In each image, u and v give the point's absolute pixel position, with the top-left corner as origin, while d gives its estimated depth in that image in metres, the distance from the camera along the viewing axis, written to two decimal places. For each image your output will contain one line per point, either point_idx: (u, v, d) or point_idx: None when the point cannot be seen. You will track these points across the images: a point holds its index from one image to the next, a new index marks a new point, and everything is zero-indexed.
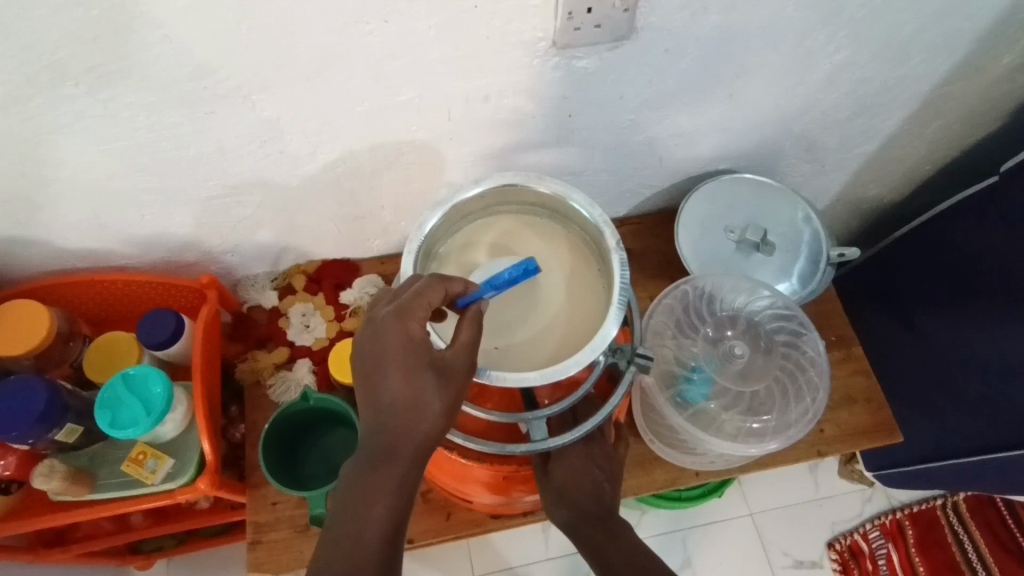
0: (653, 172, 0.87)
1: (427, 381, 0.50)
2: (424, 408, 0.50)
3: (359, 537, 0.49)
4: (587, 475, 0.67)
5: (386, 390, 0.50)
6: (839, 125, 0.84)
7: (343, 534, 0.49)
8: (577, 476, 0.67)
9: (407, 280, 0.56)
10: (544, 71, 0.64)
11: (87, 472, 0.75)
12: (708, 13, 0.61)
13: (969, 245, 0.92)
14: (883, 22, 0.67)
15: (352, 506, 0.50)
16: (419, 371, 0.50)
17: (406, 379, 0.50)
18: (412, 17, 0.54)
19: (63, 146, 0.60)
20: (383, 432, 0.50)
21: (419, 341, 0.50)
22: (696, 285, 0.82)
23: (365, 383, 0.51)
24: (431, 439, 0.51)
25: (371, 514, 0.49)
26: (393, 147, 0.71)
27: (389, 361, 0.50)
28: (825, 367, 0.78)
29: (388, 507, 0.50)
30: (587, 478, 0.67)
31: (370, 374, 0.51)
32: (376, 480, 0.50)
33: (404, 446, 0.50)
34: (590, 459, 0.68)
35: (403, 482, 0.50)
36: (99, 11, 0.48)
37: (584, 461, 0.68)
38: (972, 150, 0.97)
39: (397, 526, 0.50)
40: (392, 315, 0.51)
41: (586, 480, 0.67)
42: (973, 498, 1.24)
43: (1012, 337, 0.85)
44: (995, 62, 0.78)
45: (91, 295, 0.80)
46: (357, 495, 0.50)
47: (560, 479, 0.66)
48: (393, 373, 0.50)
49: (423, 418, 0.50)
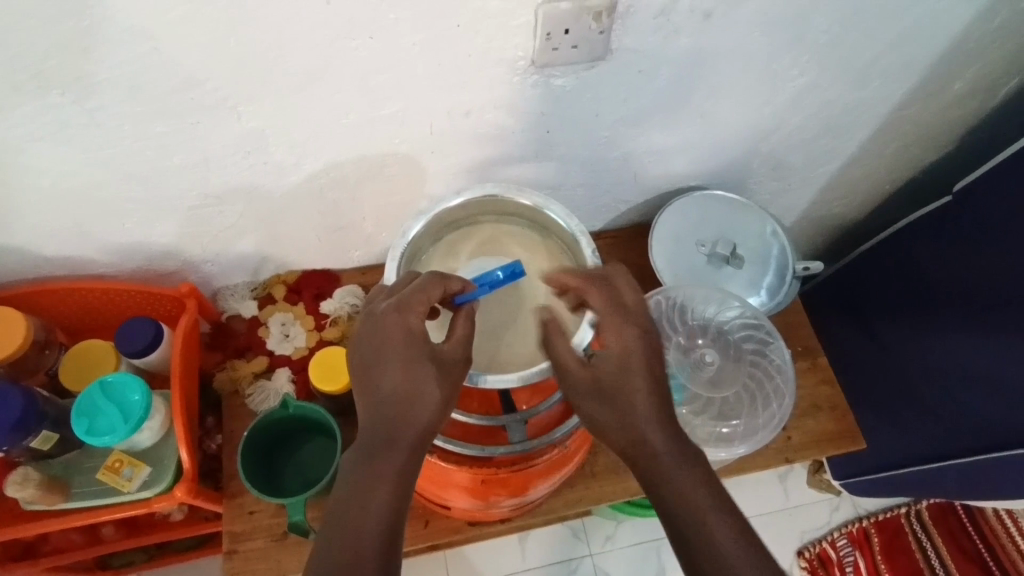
0: (628, 188, 0.90)
1: (426, 372, 0.52)
2: (423, 398, 0.52)
3: (360, 528, 0.48)
4: (645, 382, 0.55)
5: (387, 381, 0.52)
6: (804, 145, 0.88)
7: (342, 526, 0.48)
8: (636, 389, 0.54)
9: (404, 279, 0.59)
10: (523, 88, 0.67)
11: (62, 481, 0.74)
12: (679, 36, 0.64)
13: (927, 261, 0.96)
14: (843, 49, 0.71)
15: (352, 496, 0.49)
16: (418, 362, 0.52)
17: (405, 369, 0.52)
18: (397, 33, 0.56)
19: (46, 154, 0.61)
20: (382, 423, 0.51)
21: (418, 333, 0.53)
22: (669, 295, 0.84)
23: (364, 377, 0.53)
24: (429, 430, 0.52)
25: (372, 504, 0.48)
26: (376, 159, 0.72)
27: (389, 352, 0.52)
28: (791, 373, 0.82)
29: (387, 497, 0.49)
30: (645, 385, 0.55)
31: (370, 367, 0.53)
32: (376, 470, 0.49)
33: (403, 436, 0.51)
34: (647, 361, 0.56)
35: (402, 472, 0.50)
36: (90, 22, 0.49)
37: (644, 366, 0.55)
38: (927, 170, 1.02)
39: (397, 518, 0.49)
40: (392, 309, 0.54)
41: (646, 393, 0.54)
42: (936, 507, 1.29)
43: (967, 347, 0.89)
44: (947, 88, 0.83)
45: (70, 303, 0.80)
46: (356, 489, 0.49)
47: (608, 389, 0.55)
48: (394, 364, 0.52)
49: (421, 408, 0.51)
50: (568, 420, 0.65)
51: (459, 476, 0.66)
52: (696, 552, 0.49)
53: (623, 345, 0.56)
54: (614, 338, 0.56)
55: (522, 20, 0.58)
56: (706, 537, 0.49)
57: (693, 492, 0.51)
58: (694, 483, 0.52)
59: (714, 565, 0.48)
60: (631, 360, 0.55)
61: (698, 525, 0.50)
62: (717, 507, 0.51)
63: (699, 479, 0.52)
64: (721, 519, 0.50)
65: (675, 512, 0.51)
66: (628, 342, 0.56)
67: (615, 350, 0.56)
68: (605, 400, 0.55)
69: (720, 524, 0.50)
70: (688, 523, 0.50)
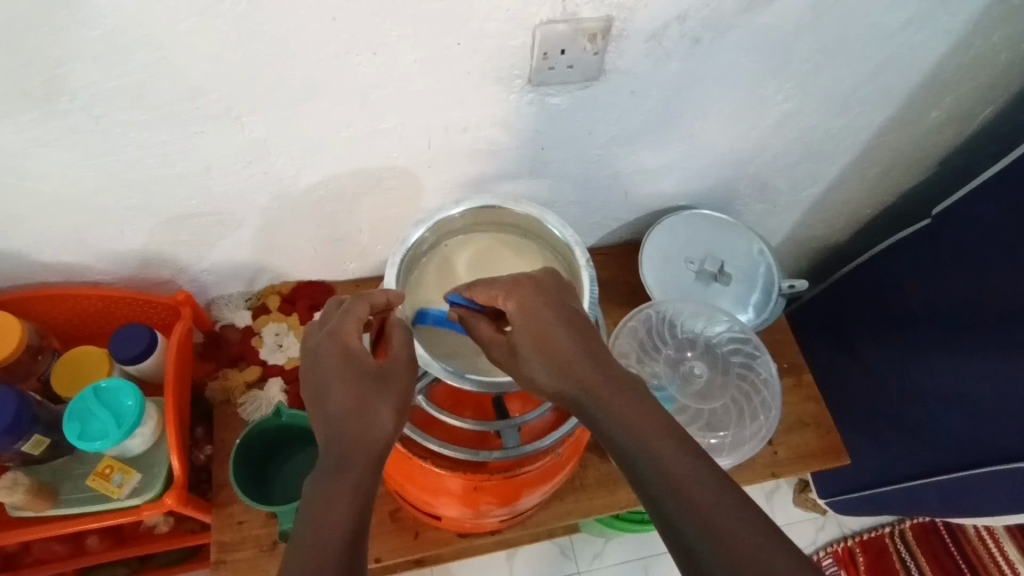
0: (619, 206, 0.92)
1: (369, 387, 0.53)
2: (373, 412, 0.53)
3: (319, 543, 0.45)
4: (558, 325, 0.56)
5: (334, 403, 0.52)
6: (788, 168, 0.91)
7: (302, 547, 0.45)
8: (553, 331, 0.55)
9: (331, 304, 0.59)
10: (520, 106, 0.69)
11: (51, 487, 0.74)
12: (670, 59, 0.67)
13: (906, 282, 1.00)
14: (824, 76, 0.74)
15: (309, 514, 0.48)
16: (361, 379, 0.53)
17: (351, 389, 0.53)
18: (399, 50, 0.58)
19: (50, 159, 0.62)
20: (337, 444, 0.51)
21: (357, 352, 0.54)
22: (659, 308, 0.87)
23: (314, 403, 0.53)
24: (383, 441, 0.52)
25: (330, 519, 0.47)
26: (373, 172, 0.74)
27: (332, 375, 0.53)
28: (777, 387, 0.84)
29: (348, 509, 0.48)
30: (566, 328, 0.56)
31: (318, 392, 0.53)
32: (333, 486, 0.49)
33: (356, 450, 0.51)
34: (551, 306, 0.57)
35: (359, 485, 0.49)
36: (102, 32, 0.51)
37: (550, 310, 0.56)
38: (907, 195, 1.06)
39: (360, 529, 0.48)
40: (327, 335, 0.55)
41: (570, 336, 0.55)
42: (919, 526, 1.31)
43: (946, 366, 0.91)
44: (925, 116, 0.86)
45: (64, 310, 0.80)
46: (315, 509, 0.48)
47: (533, 343, 0.55)
48: (338, 385, 0.52)
49: (374, 422, 0.52)
50: (560, 427, 0.67)
51: (450, 483, 0.67)
52: (648, 478, 0.48)
53: (523, 300, 0.56)
54: (512, 303, 0.56)
55: (520, 41, 0.61)
56: (657, 461, 0.48)
57: (639, 422, 0.51)
58: (642, 417, 0.51)
59: (668, 484, 0.47)
60: (536, 309, 0.56)
61: (645, 454, 0.49)
62: (663, 434, 0.50)
63: (643, 411, 0.52)
64: (669, 441, 0.49)
65: (626, 447, 0.50)
66: (526, 298, 0.57)
67: (516, 307, 0.56)
68: (538, 355, 0.55)
69: (668, 448, 0.49)
70: (632, 448, 0.50)
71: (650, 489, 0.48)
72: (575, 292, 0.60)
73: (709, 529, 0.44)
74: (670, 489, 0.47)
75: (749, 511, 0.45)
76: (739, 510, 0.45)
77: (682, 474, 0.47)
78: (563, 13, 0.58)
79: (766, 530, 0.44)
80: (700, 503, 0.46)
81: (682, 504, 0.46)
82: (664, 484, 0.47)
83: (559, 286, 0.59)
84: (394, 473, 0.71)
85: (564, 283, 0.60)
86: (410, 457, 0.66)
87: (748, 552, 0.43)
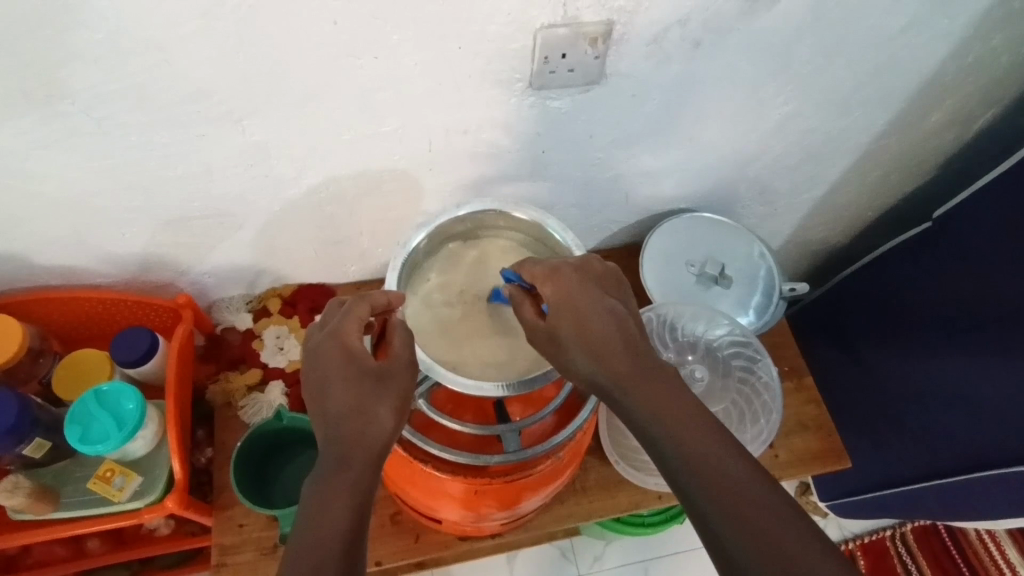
0: (619, 208, 0.92)
1: (369, 387, 0.53)
2: (373, 412, 0.53)
3: (318, 542, 0.46)
4: (599, 310, 0.55)
5: (334, 402, 0.52)
6: (788, 171, 0.91)
7: (301, 546, 0.46)
8: (591, 316, 0.55)
9: (332, 304, 0.59)
10: (520, 109, 0.69)
11: (52, 490, 0.74)
12: (671, 63, 0.67)
13: (906, 284, 1.00)
14: (824, 79, 0.74)
15: (307, 515, 0.48)
16: (361, 378, 0.53)
17: (352, 388, 0.53)
18: (400, 53, 0.59)
19: (52, 161, 0.62)
20: (337, 443, 0.51)
21: (357, 352, 0.54)
22: (659, 312, 0.86)
23: (314, 402, 0.53)
24: (383, 441, 0.52)
25: (329, 518, 0.47)
26: (374, 174, 0.74)
27: (333, 375, 0.53)
28: (778, 390, 0.84)
29: (347, 509, 0.48)
30: (606, 314, 0.55)
31: (318, 392, 0.53)
32: (333, 486, 0.49)
33: (356, 450, 0.51)
34: (590, 292, 0.56)
35: (358, 485, 0.50)
36: (103, 35, 0.51)
37: (589, 295, 0.56)
38: (907, 198, 1.06)
39: (359, 529, 0.48)
40: (328, 335, 0.55)
41: (610, 322, 0.55)
42: (919, 529, 1.31)
43: (947, 369, 0.91)
44: (925, 119, 0.86)
45: (65, 313, 0.80)
46: (313, 508, 0.48)
47: (570, 326, 0.55)
48: (338, 384, 0.53)
49: (373, 422, 0.52)
50: (561, 431, 0.67)
51: (451, 487, 0.67)
52: (682, 473, 0.48)
53: (561, 286, 0.57)
54: (550, 287, 0.57)
55: (520, 44, 0.61)
56: (692, 457, 0.48)
57: (675, 417, 0.50)
58: (674, 409, 0.51)
59: (703, 480, 0.47)
60: (572, 293, 0.56)
61: (679, 448, 0.49)
62: (700, 431, 0.49)
63: (679, 405, 0.51)
64: (704, 436, 0.49)
65: (657, 437, 0.50)
66: (562, 284, 0.57)
67: (553, 291, 0.57)
68: (577, 341, 0.54)
69: (704, 444, 0.49)
70: (664, 439, 0.50)
71: (682, 484, 0.47)
72: (623, 284, 0.59)
73: (745, 525, 0.44)
74: (705, 485, 0.46)
75: (786, 512, 0.45)
76: (776, 511, 0.45)
77: (717, 471, 0.47)
78: (563, 17, 0.59)
79: (803, 531, 0.44)
80: (735, 500, 0.45)
81: (717, 500, 0.46)
82: (699, 480, 0.47)
83: (607, 277, 0.59)
84: (394, 477, 0.71)
85: (613, 273, 0.60)
86: (411, 461, 0.66)
87: (783, 552, 0.43)
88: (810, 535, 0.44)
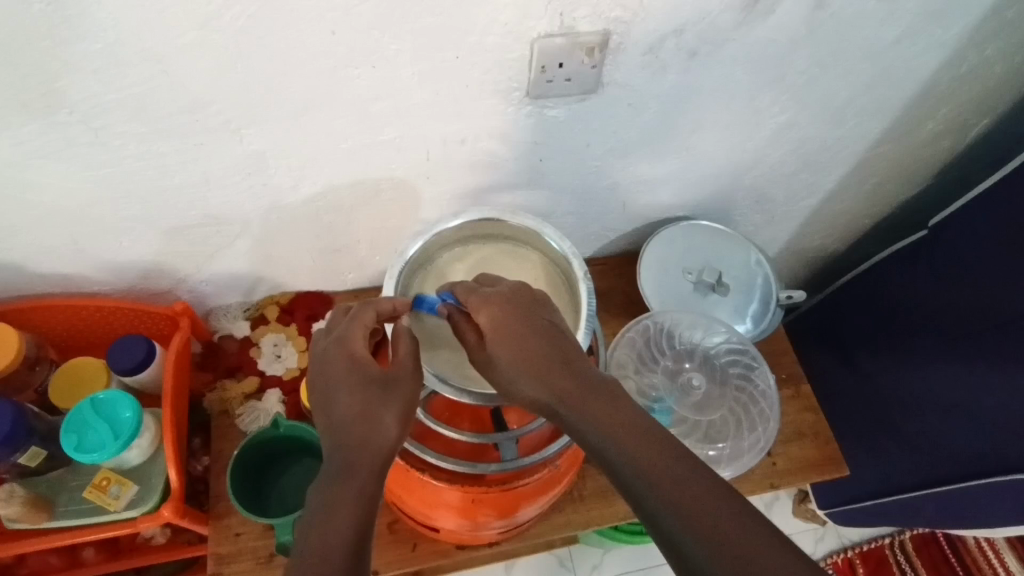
0: (617, 217, 0.93)
1: (373, 394, 0.53)
2: (378, 419, 0.52)
3: (323, 549, 0.45)
4: (536, 336, 0.55)
5: (340, 409, 0.52)
6: (784, 179, 0.91)
7: (306, 550, 0.46)
8: (528, 342, 0.55)
9: (339, 312, 0.60)
10: (518, 118, 0.69)
11: (46, 499, 0.74)
12: (666, 72, 0.67)
13: (904, 292, 1.00)
14: (819, 89, 0.75)
15: (312, 522, 0.47)
16: (365, 385, 0.53)
17: (355, 394, 0.53)
18: (398, 63, 0.59)
19: (49, 172, 0.62)
20: (343, 448, 0.51)
21: (362, 358, 0.55)
22: (657, 320, 0.88)
23: (321, 408, 0.54)
24: (387, 448, 0.52)
25: (334, 524, 0.47)
26: (372, 183, 0.74)
27: (337, 381, 0.53)
28: (775, 398, 0.85)
29: (351, 515, 0.48)
30: (541, 337, 0.55)
31: (323, 398, 0.53)
32: (336, 491, 0.49)
33: (362, 456, 0.51)
34: (526, 317, 0.56)
35: (362, 491, 0.49)
36: (102, 45, 0.51)
37: (522, 320, 0.56)
38: (903, 206, 1.06)
39: (363, 536, 0.47)
40: (336, 341, 0.56)
41: (546, 346, 0.55)
42: (919, 538, 1.31)
43: (944, 377, 0.91)
44: (921, 128, 0.87)
45: (62, 321, 0.80)
46: (320, 512, 0.48)
47: (507, 353, 0.55)
48: (344, 391, 0.53)
49: (378, 429, 0.52)
50: (560, 439, 0.66)
51: (449, 496, 0.67)
52: (643, 492, 0.47)
53: (494, 316, 0.57)
54: (483, 316, 0.57)
55: (518, 55, 0.61)
56: (649, 473, 0.47)
57: (629, 434, 0.50)
58: (618, 421, 0.51)
59: (661, 489, 0.46)
60: (507, 321, 0.56)
61: (637, 467, 0.48)
62: (656, 446, 0.49)
63: (627, 420, 0.51)
64: (661, 451, 0.49)
65: (606, 452, 0.50)
66: (496, 311, 0.57)
67: (487, 321, 0.57)
68: (515, 367, 0.54)
69: (661, 458, 0.48)
70: (613, 452, 0.50)
71: (645, 502, 0.47)
72: (547, 301, 0.59)
73: (706, 530, 0.44)
74: (667, 499, 0.46)
75: (749, 518, 0.44)
76: (738, 517, 0.44)
77: (677, 483, 0.46)
78: (561, 27, 0.59)
79: (767, 533, 0.43)
80: (699, 514, 0.45)
81: (683, 516, 0.45)
82: (660, 495, 0.46)
83: (533, 299, 0.58)
84: (392, 485, 0.71)
85: (540, 296, 0.59)
86: (409, 470, 0.67)
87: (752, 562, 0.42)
88: (761, 527, 0.44)
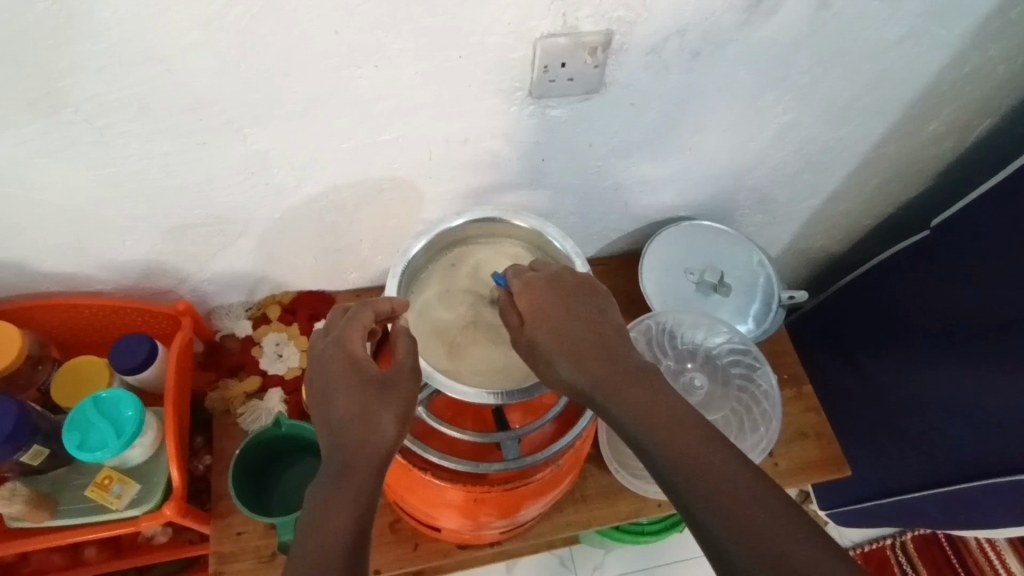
0: (619, 217, 0.93)
1: (372, 394, 0.53)
2: (377, 419, 0.52)
3: (321, 548, 0.45)
4: (574, 320, 0.57)
5: (338, 410, 0.52)
6: (786, 180, 0.91)
7: (304, 551, 0.46)
8: (566, 325, 0.57)
9: (338, 312, 0.60)
10: (520, 118, 0.69)
11: (49, 498, 0.74)
12: (669, 72, 0.67)
13: (906, 292, 1.00)
14: (822, 89, 0.75)
15: (309, 523, 0.47)
16: (364, 385, 0.53)
17: (353, 395, 0.53)
18: (400, 63, 0.59)
19: (52, 171, 0.62)
20: (341, 449, 0.51)
21: (360, 359, 0.55)
22: (659, 320, 0.87)
23: (319, 409, 0.54)
24: (386, 448, 0.52)
25: (331, 524, 0.47)
26: (374, 183, 0.74)
27: (336, 383, 0.53)
28: (777, 399, 0.84)
29: (348, 515, 0.48)
30: (582, 321, 0.57)
31: (322, 399, 0.54)
32: (334, 491, 0.49)
33: (360, 456, 0.51)
34: (566, 302, 0.58)
35: (360, 491, 0.49)
36: (106, 45, 0.51)
37: (562, 305, 0.58)
38: (905, 206, 1.06)
39: (361, 536, 0.47)
40: (333, 342, 0.56)
41: (583, 330, 0.56)
42: (920, 539, 1.31)
43: (946, 377, 0.91)
44: (923, 128, 0.86)
45: (64, 320, 0.80)
46: (318, 513, 0.48)
47: (546, 335, 0.56)
48: (342, 392, 0.53)
49: (376, 429, 0.52)
50: (561, 439, 0.67)
51: (450, 495, 0.67)
52: (670, 473, 0.47)
53: (535, 300, 0.58)
54: (525, 300, 0.59)
55: (520, 54, 0.61)
56: (679, 455, 0.48)
57: (660, 417, 0.50)
58: (651, 405, 0.51)
59: (690, 471, 0.47)
60: (547, 306, 0.58)
61: (668, 448, 0.48)
62: (690, 432, 0.49)
63: (666, 411, 0.51)
64: (691, 434, 0.49)
65: (637, 433, 0.51)
66: (537, 296, 0.58)
67: (528, 305, 0.58)
68: (553, 349, 0.56)
69: (694, 445, 0.48)
70: (644, 434, 0.50)
71: (679, 492, 0.46)
72: (600, 290, 0.60)
73: (733, 514, 0.44)
74: (704, 492, 0.45)
75: (789, 515, 0.44)
76: (776, 513, 0.44)
77: (715, 476, 0.46)
78: (563, 27, 0.59)
79: (795, 521, 0.43)
80: (728, 497, 0.45)
81: (710, 498, 0.45)
82: (697, 487, 0.46)
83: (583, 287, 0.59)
84: (394, 485, 0.71)
85: (589, 282, 0.60)
86: (411, 469, 0.66)
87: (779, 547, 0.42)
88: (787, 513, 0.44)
